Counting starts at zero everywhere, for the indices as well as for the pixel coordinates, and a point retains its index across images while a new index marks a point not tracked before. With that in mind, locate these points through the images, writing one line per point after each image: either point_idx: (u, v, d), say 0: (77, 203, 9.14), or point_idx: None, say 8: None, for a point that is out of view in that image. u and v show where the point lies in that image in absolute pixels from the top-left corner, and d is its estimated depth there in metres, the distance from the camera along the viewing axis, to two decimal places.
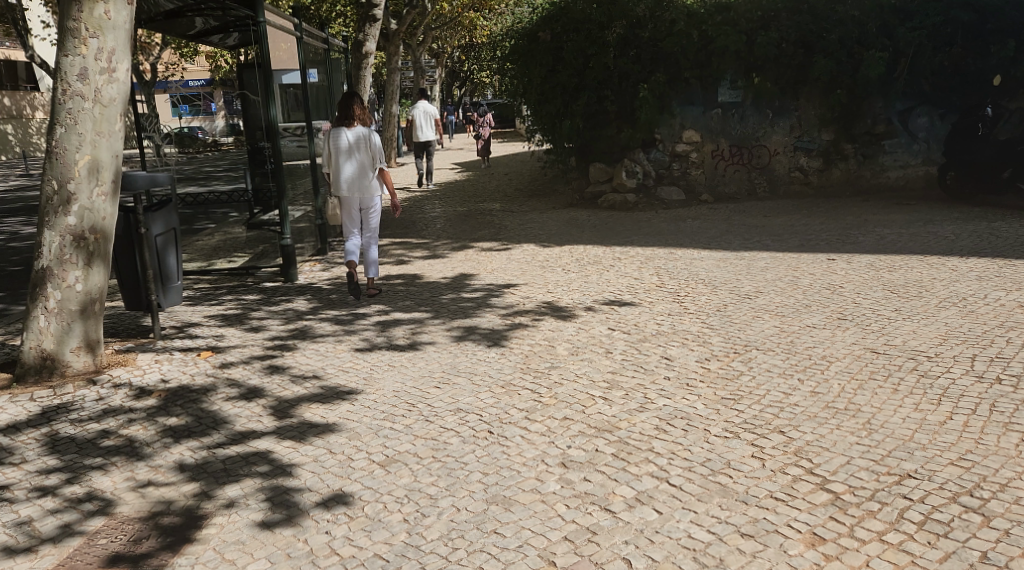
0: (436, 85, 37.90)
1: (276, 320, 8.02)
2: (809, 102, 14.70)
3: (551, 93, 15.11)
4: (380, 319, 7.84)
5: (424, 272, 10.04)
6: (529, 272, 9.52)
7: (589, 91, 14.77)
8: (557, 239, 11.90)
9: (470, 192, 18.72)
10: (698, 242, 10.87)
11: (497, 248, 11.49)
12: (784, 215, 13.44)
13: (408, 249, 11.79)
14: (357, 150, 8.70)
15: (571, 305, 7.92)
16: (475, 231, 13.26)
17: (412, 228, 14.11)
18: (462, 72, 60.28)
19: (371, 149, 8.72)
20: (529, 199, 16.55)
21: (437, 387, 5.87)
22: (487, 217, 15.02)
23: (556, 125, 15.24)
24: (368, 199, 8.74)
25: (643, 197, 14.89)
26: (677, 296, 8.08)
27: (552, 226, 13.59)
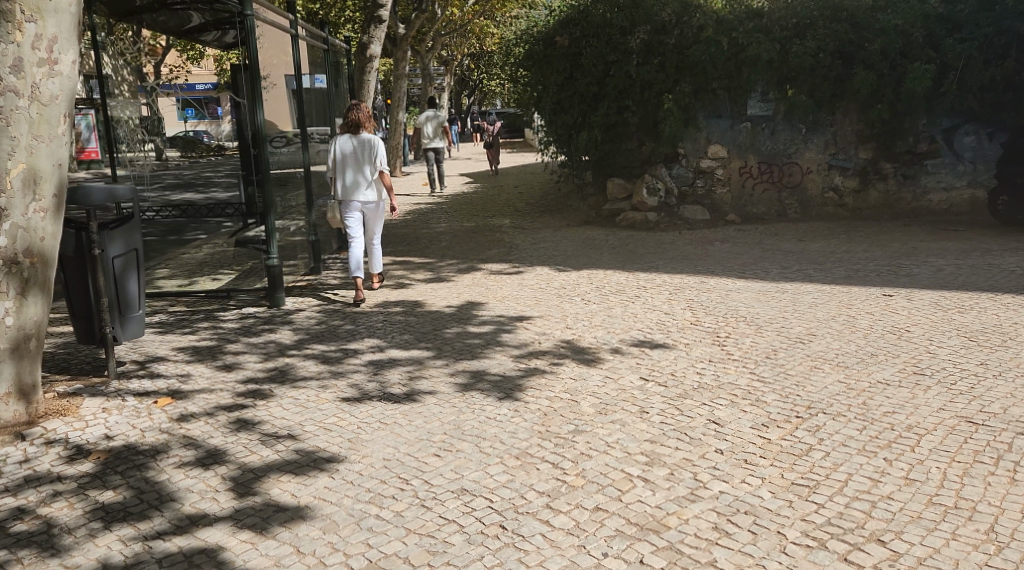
0: (445, 93, 36.95)
1: (254, 356, 6.95)
2: (852, 123, 13.73)
3: (570, 104, 14.19)
4: (374, 358, 6.77)
5: (427, 298, 8.99)
6: (544, 302, 8.46)
7: (610, 101, 13.81)
8: (574, 263, 10.85)
9: (478, 206, 17.68)
10: (731, 270, 9.82)
11: (508, 271, 10.44)
12: (821, 238, 12.38)
13: (410, 270, 10.74)
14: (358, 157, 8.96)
15: (595, 345, 6.86)
16: (484, 249, 12.22)
17: (415, 244, 13.10)
18: (473, 81, 59.42)
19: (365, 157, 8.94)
20: (541, 215, 15.48)
21: (437, 456, 4.80)
22: (497, 234, 13.98)
23: (575, 137, 14.29)
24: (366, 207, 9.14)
25: (665, 216, 13.87)
26: (716, 337, 7.02)
27: (567, 246, 12.54)
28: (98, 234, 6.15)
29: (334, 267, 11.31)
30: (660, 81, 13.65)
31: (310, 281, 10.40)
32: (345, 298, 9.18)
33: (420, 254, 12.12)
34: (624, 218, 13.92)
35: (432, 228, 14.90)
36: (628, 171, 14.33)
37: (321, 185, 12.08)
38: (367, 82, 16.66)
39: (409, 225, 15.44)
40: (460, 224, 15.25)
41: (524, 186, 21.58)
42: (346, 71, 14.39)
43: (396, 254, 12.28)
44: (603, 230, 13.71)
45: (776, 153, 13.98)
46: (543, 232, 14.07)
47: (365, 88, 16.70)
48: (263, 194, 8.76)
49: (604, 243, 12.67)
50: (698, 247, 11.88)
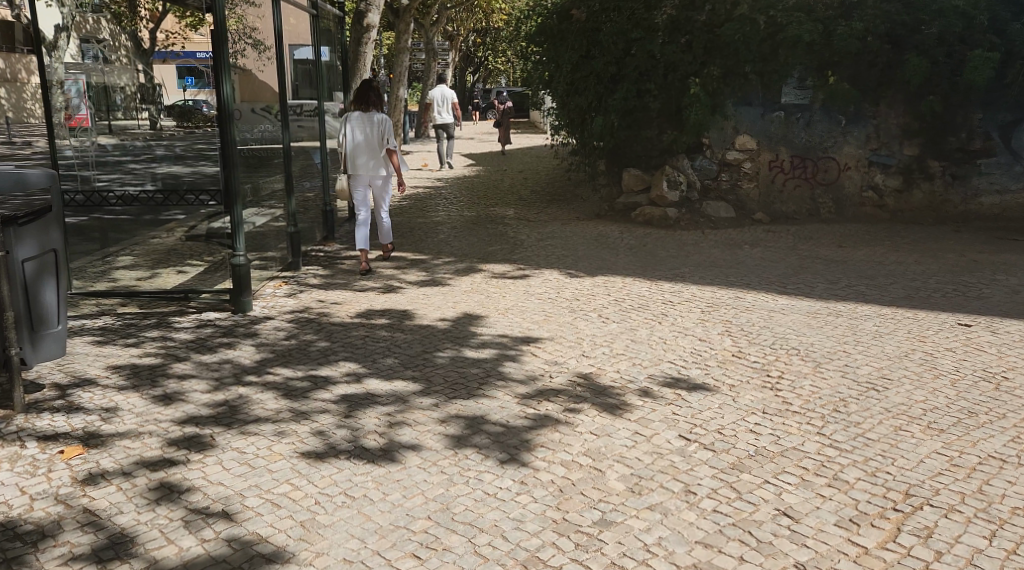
0: (449, 71, 35.50)
1: (202, 382, 5.65)
2: (897, 117, 12.49)
3: (586, 85, 12.86)
4: (348, 393, 5.49)
5: (420, 308, 7.69)
6: (555, 320, 7.19)
7: (629, 83, 12.49)
8: (590, 266, 9.56)
9: (480, 194, 16.32)
10: (769, 283, 8.55)
11: (513, 276, 9.14)
12: (864, 243, 11.09)
13: (401, 270, 9.43)
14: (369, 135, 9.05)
15: (622, 385, 5.57)
16: (487, 246, 10.92)
17: (411, 236, 11.85)
18: (477, 58, 57.91)
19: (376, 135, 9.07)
20: (549, 207, 14.15)
21: (418, 560, 3.57)
22: (501, 227, 12.65)
23: (590, 122, 12.98)
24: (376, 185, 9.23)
25: (687, 212, 12.50)
26: (768, 376, 5.76)
27: (579, 243, 11.24)
28: (4, 231, 4.87)
29: (315, 262, 9.98)
30: (685, 65, 12.34)
31: (285, 279, 9.07)
32: (324, 303, 7.86)
33: (414, 249, 10.82)
34: (639, 212, 12.59)
35: (430, 218, 13.54)
36: (646, 162, 13.02)
37: (305, 169, 10.76)
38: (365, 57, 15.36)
39: (407, 212, 14.09)
40: (461, 213, 13.92)
41: (530, 173, 20.22)
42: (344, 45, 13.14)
43: (388, 247, 10.97)
44: (616, 225, 12.42)
45: (811, 146, 12.68)
46: (551, 225, 12.77)
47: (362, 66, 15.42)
48: (226, 181, 7.48)
49: (618, 240, 11.36)
50: (727, 250, 10.59)
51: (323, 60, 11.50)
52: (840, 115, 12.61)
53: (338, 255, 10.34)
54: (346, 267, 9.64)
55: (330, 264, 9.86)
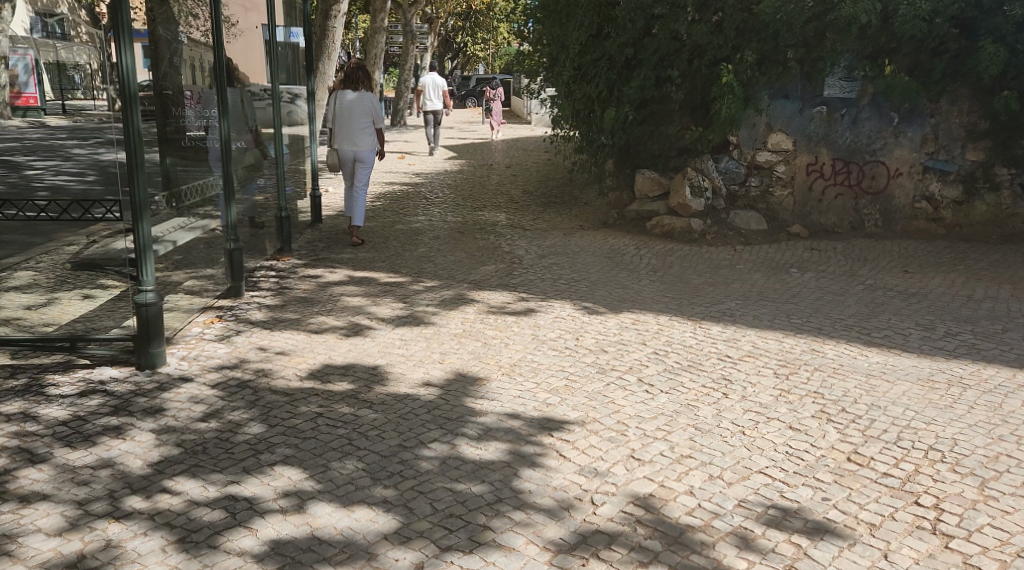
0: (428, 55, 33.32)
1: (55, 511, 3.71)
2: (961, 116, 10.64)
3: (597, 69, 10.87)
4: (282, 539, 3.54)
5: (395, 365, 5.73)
6: (582, 390, 5.23)
7: (648, 68, 10.56)
8: (612, 297, 7.60)
9: (463, 195, 14.27)
10: (846, 329, 6.63)
11: (514, 311, 7.17)
12: (931, 266, 9.21)
13: (371, 301, 7.44)
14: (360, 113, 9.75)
15: (705, 525, 3.66)
16: (478, 265, 8.95)
17: (385, 248, 9.87)
18: (456, 43, 55.78)
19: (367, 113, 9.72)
20: (546, 215, 12.17)
21: None
22: (490, 238, 10.67)
23: (599, 115, 11.03)
24: (360, 157, 9.71)
25: (713, 223, 10.58)
26: (918, 503, 3.85)
27: (590, 262, 9.29)
28: None
29: (262, 286, 7.96)
30: (714, 49, 10.43)
31: (219, 313, 7.03)
32: (265, 352, 5.86)
33: (388, 267, 8.85)
34: (655, 222, 10.67)
35: (407, 224, 11.51)
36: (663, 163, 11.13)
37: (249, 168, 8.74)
38: (333, 35, 13.32)
39: (379, 217, 12.05)
40: (443, 220, 11.90)
41: (517, 170, 18.18)
42: (310, 19, 11.15)
43: (357, 265, 8.98)
44: (628, 240, 10.50)
45: (856, 147, 10.83)
46: (549, 237, 10.82)
47: (329, 45, 13.38)
48: (131, 184, 5.32)
49: (634, 260, 9.44)
50: (770, 273, 8.70)
51: (278, 37, 9.63)
52: (891, 113, 10.77)
53: (292, 275, 8.33)
54: (301, 295, 7.63)
55: (280, 289, 7.84)
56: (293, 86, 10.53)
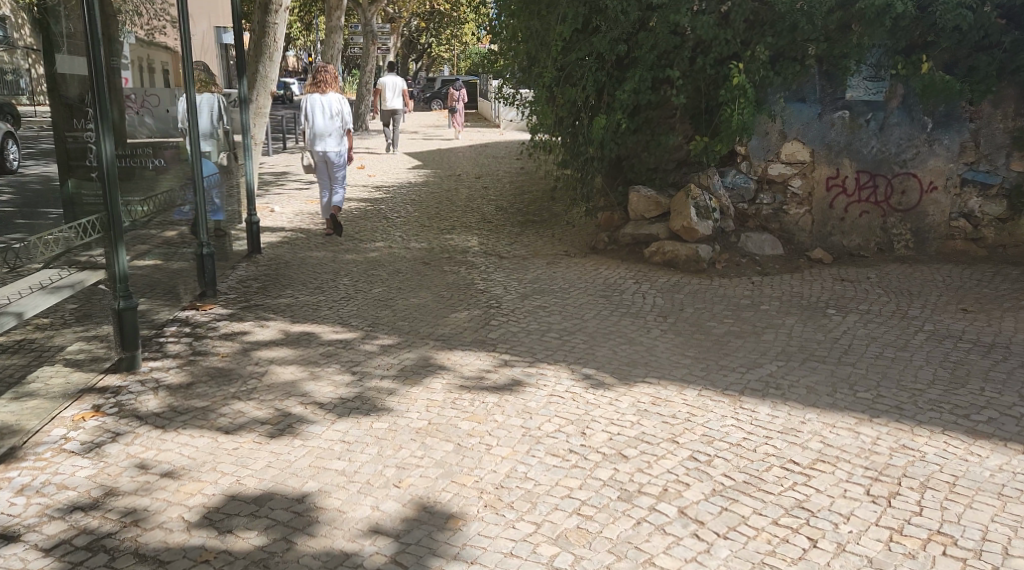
0: (390, 55, 31.51)
1: None
2: (1006, 120, 9.10)
3: (581, 70, 9.24)
4: None
5: (330, 494, 4.05)
6: (604, 544, 3.61)
7: (643, 68, 8.96)
8: (618, 361, 5.94)
9: (428, 215, 12.54)
10: (934, 409, 5.02)
11: (494, 384, 5.49)
12: (991, 301, 7.68)
13: (307, 373, 5.73)
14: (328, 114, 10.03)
15: None
16: (447, 312, 7.27)
17: (333, 287, 8.14)
18: (420, 43, 54.00)
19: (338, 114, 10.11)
20: (524, 241, 10.51)
21: None
22: (461, 271, 9.00)
23: (586, 123, 9.43)
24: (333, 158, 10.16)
25: (723, 249, 9.00)
26: None
27: (585, 302, 7.67)
28: None
29: (166, 354, 6.26)
30: (720, 46, 8.82)
31: (98, 401, 5.20)
32: (144, 474, 4.16)
33: (334, 318, 7.13)
34: (656, 248, 9.04)
35: (362, 254, 9.79)
36: (657, 177, 9.55)
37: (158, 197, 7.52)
38: (275, 32, 11.57)
39: (332, 243, 10.32)
40: (406, 247, 10.19)
41: (489, 182, 16.47)
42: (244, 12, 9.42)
43: (295, 314, 7.24)
44: (625, 271, 8.87)
45: (883, 158, 9.26)
46: (531, 269, 9.18)
47: (270, 45, 11.63)
48: None
49: (638, 297, 7.82)
50: (805, 316, 7.09)
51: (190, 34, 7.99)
52: (924, 117, 9.16)
53: (212, 335, 6.61)
54: (215, 367, 5.91)
55: (190, 357, 6.12)
56: (219, 91, 8.91)
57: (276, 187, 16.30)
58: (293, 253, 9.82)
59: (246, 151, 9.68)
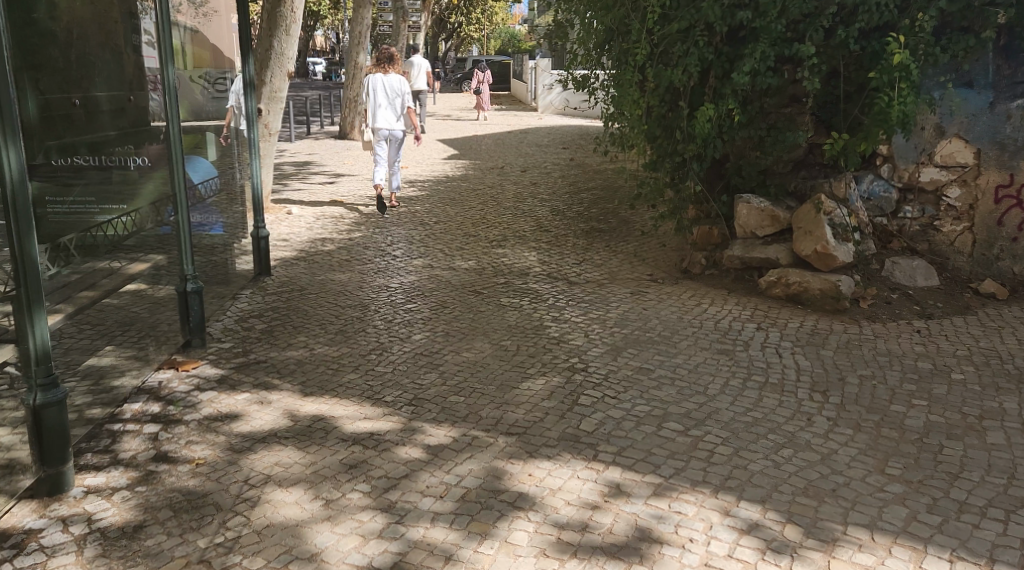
0: (422, 34, 29.38)
1: None
2: None
3: (682, 44, 7.15)
4: None
5: None
6: None
7: (767, 41, 6.96)
8: (789, 492, 3.89)
9: (471, 222, 10.50)
10: None
11: (605, 538, 3.49)
12: None
13: (318, 508, 3.74)
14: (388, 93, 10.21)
15: None
16: (517, 379, 5.24)
17: (364, 331, 6.18)
18: (449, 21, 51.80)
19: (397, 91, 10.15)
20: (595, 264, 8.45)
21: None
22: (526, 306, 6.97)
23: (685, 115, 7.45)
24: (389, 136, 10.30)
25: (866, 280, 7.04)
26: None
27: (704, 364, 5.60)
28: None
29: (118, 459, 4.21)
30: (867, 15, 6.88)
31: None
32: None
33: (365, 386, 5.13)
34: (776, 278, 7.09)
35: (397, 278, 7.77)
36: (772, 184, 7.66)
37: (139, 210, 5.90)
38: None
39: (357, 262, 8.31)
40: (452, 268, 8.15)
41: (537, 178, 14.36)
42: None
43: (308, 377, 5.24)
44: (742, 309, 6.89)
45: None
46: (619, 305, 7.10)
47: (285, 14, 9.69)
48: None
49: (775, 356, 5.77)
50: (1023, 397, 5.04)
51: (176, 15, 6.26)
52: None
53: (187, 417, 4.63)
54: (183, 490, 3.91)
55: (150, 469, 4.10)
56: (217, 71, 7.06)
57: (295, 182, 14.28)
58: (308, 274, 7.83)
59: (252, 145, 7.75)
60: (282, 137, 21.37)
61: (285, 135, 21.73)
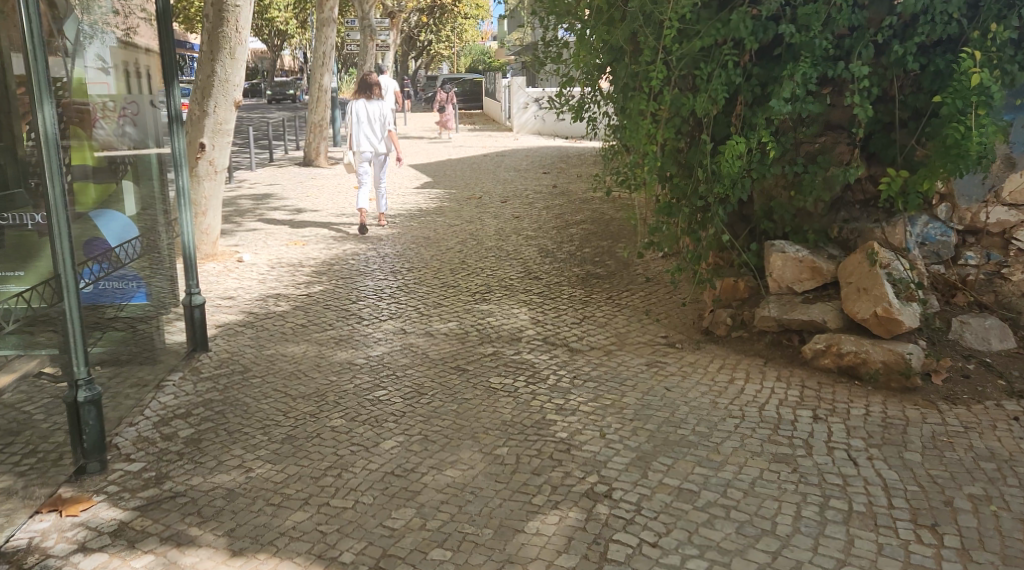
0: (391, 53, 28.10)
1: None
2: None
3: (704, 66, 5.91)
4: None
5: None
6: None
7: (808, 60, 5.73)
8: None
9: (449, 270, 9.21)
10: None
11: None
12: None
13: None
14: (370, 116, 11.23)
15: None
16: (522, 516, 3.96)
17: (319, 434, 4.89)
18: (419, 39, 50.75)
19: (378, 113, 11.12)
20: (599, 325, 7.18)
21: None
22: (522, 388, 5.68)
23: (706, 152, 6.20)
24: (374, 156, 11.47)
25: (933, 347, 5.83)
26: None
27: (762, 478, 4.33)
28: None
29: None
30: (928, 25, 5.67)
31: None
32: None
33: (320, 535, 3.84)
34: (826, 346, 5.86)
35: (362, 351, 6.46)
36: (809, 230, 6.47)
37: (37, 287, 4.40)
38: (233, 15, 8.64)
39: (316, 331, 6.98)
40: (429, 335, 6.85)
41: (519, 211, 13.09)
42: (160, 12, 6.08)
43: (243, 522, 3.94)
44: (788, 389, 5.65)
45: None
46: (635, 383, 5.83)
47: (228, 34, 8.70)
48: None
49: (849, 461, 4.52)
50: None
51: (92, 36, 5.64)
52: None
53: None
54: None
55: None
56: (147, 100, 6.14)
57: (252, 219, 12.96)
58: (254, 351, 6.49)
59: (182, 195, 6.28)
60: (242, 166, 19.98)
61: (246, 163, 20.39)
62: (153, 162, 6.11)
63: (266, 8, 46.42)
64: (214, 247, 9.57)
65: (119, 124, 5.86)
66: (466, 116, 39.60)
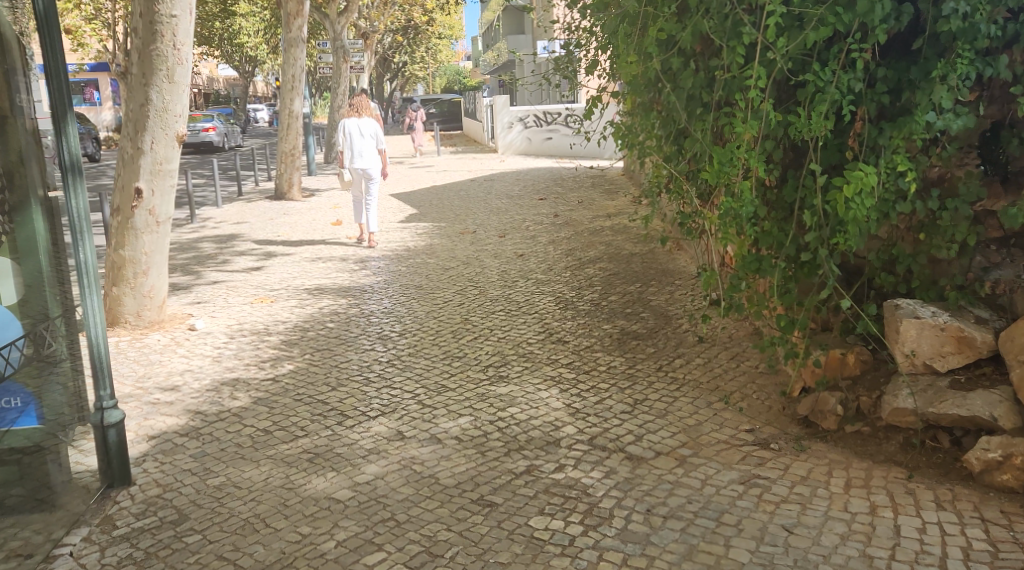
0: (365, 74, 26.35)
1: None
2: None
3: (815, 69, 4.21)
4: None
5: None
6: None
7: (966, 55, 4.04)
8: None
9: (450, 333, 7.47)
10: None
11: None
12: None
13: None
14: (362, 137, 11.17)
15: None
16: None
17: None
18: (394, 59, 49.13)
19: (372, 136, 11.21)
20: (658, 417, 5.45)
21: None
22: (579, 541, 3.97)
23: (812, 188, 4.51)
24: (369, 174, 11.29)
25: None
26: None
27: None
28: None
29: None
30: None
31: None
32: None
33: None
34: (1003, 458, 4.16)
35: (346, 474, 4.70)
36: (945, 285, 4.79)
37: None
38: (168, 29, 7.04)
39: (284, 441, 5.21)
40: (436, 444, 5.10)
41: (521, 247, 11.38)
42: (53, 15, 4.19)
43: None
44: (963, 527, 3.94)
45: None
46: (737, 520, 4.12)
47: (164, 52, 7.07)
48: None
49: None
50: None
51: None
52: None
53: None
54: None
55: None
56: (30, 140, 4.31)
57: (214, 267, 11.17)
58: (198, 480, 4.70)
59: (84, 274, 4.47)
60: (208, 200, 18.16)
61: (213, 197, 18.57)
62: (36, 211, 4.35)
63: (233, 33, 44.54)
64: (163, 313, 7.74)
65: (38, 168, 4.37)
66: (447, 138, 37.92)
